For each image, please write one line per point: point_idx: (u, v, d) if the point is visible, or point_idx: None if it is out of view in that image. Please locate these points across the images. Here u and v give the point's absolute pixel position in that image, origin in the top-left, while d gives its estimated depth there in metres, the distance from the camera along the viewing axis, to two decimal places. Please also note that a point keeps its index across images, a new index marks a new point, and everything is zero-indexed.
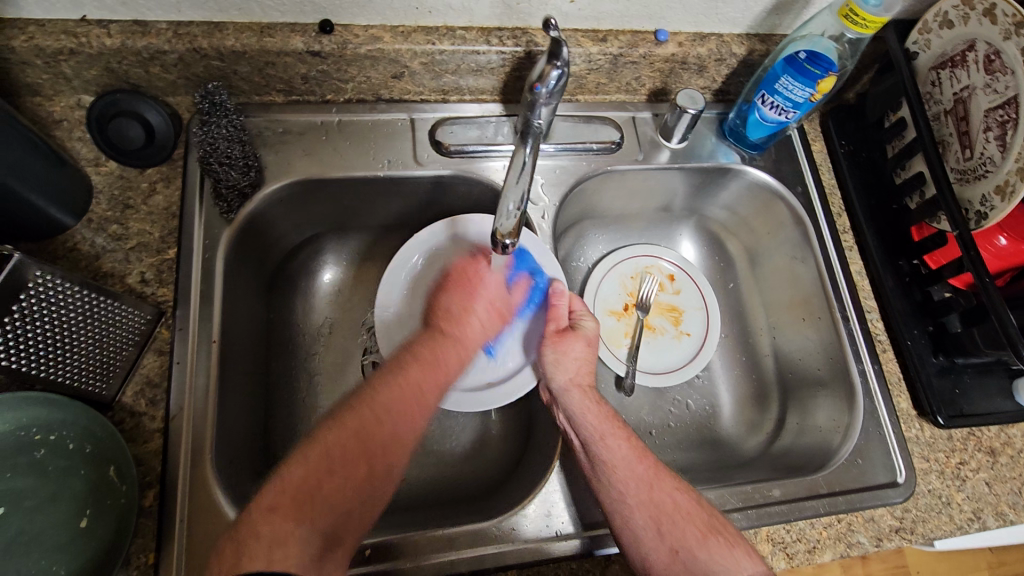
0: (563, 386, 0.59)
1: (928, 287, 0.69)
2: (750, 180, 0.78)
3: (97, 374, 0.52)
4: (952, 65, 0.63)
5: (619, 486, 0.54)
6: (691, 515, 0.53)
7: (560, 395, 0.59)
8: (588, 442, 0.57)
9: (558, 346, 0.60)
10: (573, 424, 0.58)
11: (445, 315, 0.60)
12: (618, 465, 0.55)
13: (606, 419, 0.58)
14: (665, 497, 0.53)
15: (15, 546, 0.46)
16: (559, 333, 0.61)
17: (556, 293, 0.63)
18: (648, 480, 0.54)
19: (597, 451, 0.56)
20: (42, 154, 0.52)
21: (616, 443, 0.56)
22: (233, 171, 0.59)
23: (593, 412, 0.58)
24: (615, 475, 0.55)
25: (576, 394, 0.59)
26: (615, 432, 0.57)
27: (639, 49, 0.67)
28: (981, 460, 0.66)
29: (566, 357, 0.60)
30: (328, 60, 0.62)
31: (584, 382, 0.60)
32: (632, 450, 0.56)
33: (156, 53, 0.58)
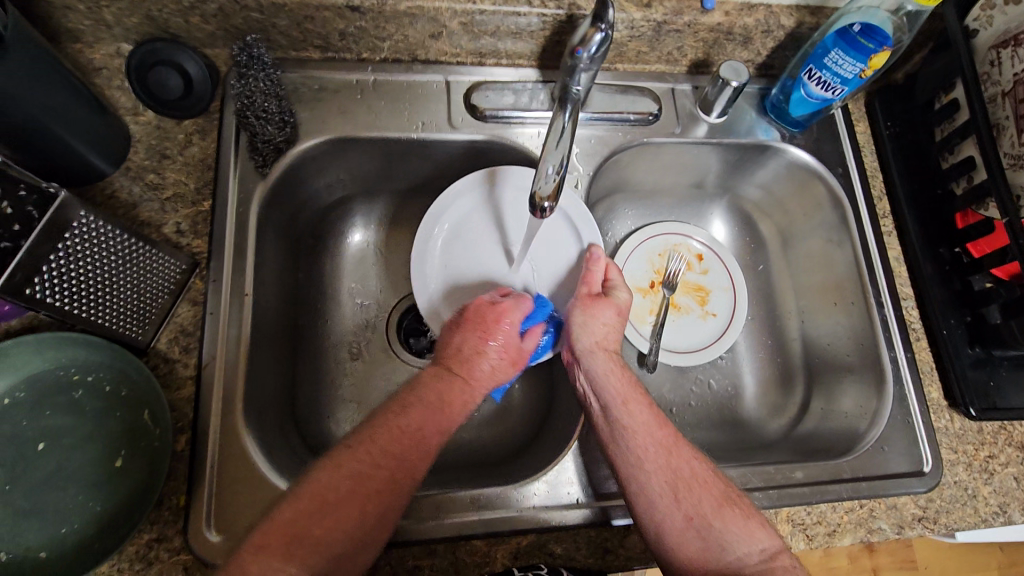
0: (588, 347, 0.57)
1: (968, 276, 0.67)
2: (789, 158, 0.76)
3: (133, 320, 0.52)
4: (1015, 43, 0.60)
5: (638, 452, 0.52)
6: (707, 484, 0.51)
7: (583, 355, 0.57)
8: (609, 405, 0.55)
9: (589, 308, 0.59)
10: (595, 387, 0.56)
11: (453, 357, 0.54)
12: (639, 430, 0.53)
13: (629, 384, 0.56)
14: (683, 465, 0.52)
15: (54, 480, 0.49)
16: (591, 297, 0.60)
17: (595, 257, 0.63)
18: (667, 448, 0.52)
19: (619, 415, 0.54)
20: (82, 98, 0.52)
21: (638, 409, 0.54)
22: (269, 125, 0.59)
23: (617, 375, 0.56)
24: (635, 441, 0.52)
25: (602, 357, 0.57)
26: (638, 399, 0.55)
27: (684, 17, 0.65)
28: (1012, 454, 0.65)
29: (595, 321, 0.58)
30: (367, 16, 0.61)
31: (610, 345, 0.58)
32: (654, 417, 0.54)
33: (197, 2, 0.57)
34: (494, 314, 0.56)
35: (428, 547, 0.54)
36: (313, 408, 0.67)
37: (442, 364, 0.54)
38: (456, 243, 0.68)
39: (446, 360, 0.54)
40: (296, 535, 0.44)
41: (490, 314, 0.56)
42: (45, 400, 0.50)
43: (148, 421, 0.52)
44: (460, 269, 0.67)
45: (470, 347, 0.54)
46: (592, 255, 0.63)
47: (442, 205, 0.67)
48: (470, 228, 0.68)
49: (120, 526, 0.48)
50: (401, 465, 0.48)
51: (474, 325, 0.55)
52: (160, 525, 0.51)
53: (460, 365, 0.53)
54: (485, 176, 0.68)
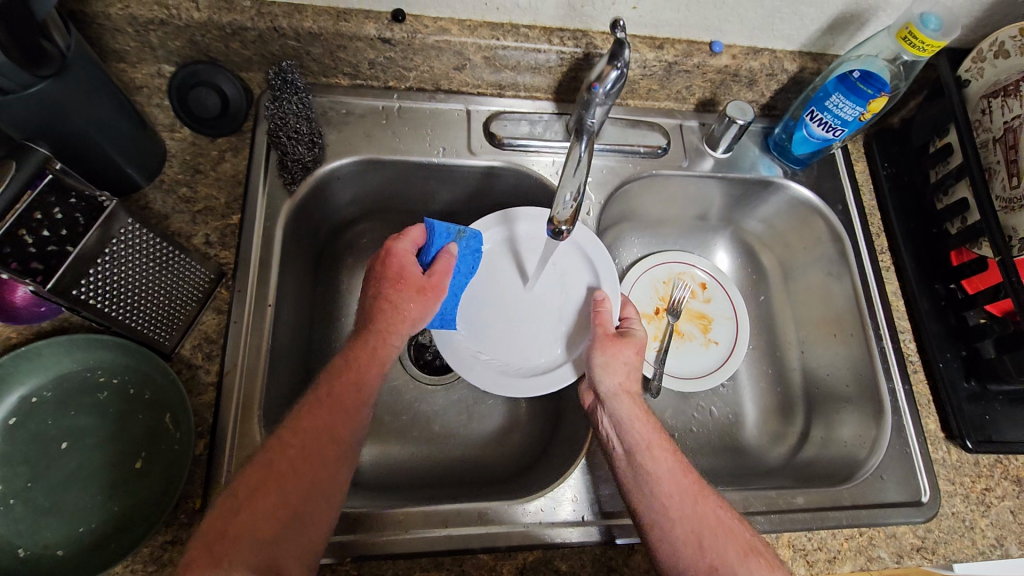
0: (611, 390, 0.59)
1: (963, 312, 0.69)
2: (791, 195, 0.79)
3: (162, 326, 0.55)
4: (1005, 94, 0.64)
5: (663, 498, 0.53)
6: (733, 531, 0.52)
7: (608, 399, 0.59)
8: (633, 450, 0.56)
9: (610, 349, 0.61)
10: (620, 430, 0.57)
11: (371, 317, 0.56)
12: (664, 477, 0.54)
13: (653, 431, 0.57)
14: (710, 514, 0.53)
15: (77, 478, 0.50)
16: (610, 337, 0.62)
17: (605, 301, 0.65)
18: (693, 496, 0.53)
19: (644, 460, 0.55)
20: (127, 114, 0.55)
21: (662, 455, 0.55)
22: (300, 146, 0.63)
23: (641, 420, 0.57)
24: (659, 487, 0.53)
25: (626, 400, 0.58)
26: (662, 444, 0.56)
27: (694, 59, 0.69)
28: (1007, 488, 0.66)
29: (617, 362, 0.60)
30: (397, 47, 0.65)
31: (632, 388, 0.60)
32: (678, 463, 0.55)
33: (238, 29, 0.61)
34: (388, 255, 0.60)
35: (435, 559, 0.56)
36: None
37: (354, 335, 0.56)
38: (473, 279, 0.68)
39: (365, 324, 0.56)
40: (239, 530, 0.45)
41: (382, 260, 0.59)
42: (71, 401, 0.52)
43: (169, 425, 0.53)
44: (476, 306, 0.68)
45: (381, 306, 0.56)
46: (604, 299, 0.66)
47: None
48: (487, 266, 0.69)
49: (135, 527, 0.49)
50: (320, 439, 0.49)
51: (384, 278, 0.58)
52: (174, 528, 0.51)
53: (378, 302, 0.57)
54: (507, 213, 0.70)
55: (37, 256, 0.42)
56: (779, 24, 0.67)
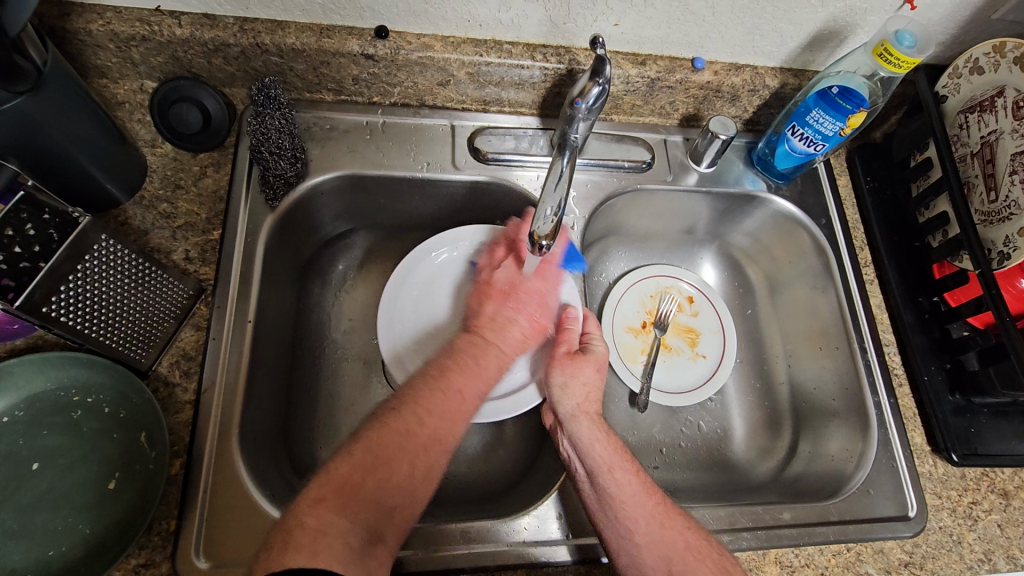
0: (571, 412, 0.60)
1: (947, 325, 0.70)
2: (775, 208, 0.79)
3: (139, 343, 0.54)
4: (981, 109, 0.65)
5: (626, 521, 0.53)
6: (701, 553, 0.52)
7: (567, 421, 0.59)
8: (595, 472, 0.56)
9: (568, 368, 0.61)
10: (580, 453, 0.57)
11: (486, 322, 0.61)
12: (627, 500, 0.54)
13: (613, 452, 0.57)
14: (676, 537, 0.52)
15: (46, 500, 0.49)
16: (569, 355, 0.62)
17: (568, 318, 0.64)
18: (657, 518, 0.53)
19: (605, 483, 0.55)
20: (105, 129, 0.55)
21: (623, 477, 0.55)
22: (282, 161, 0.62)
23: (602, 442, 0.58)
24: (622, 509, 0.53)
25: (585, 423, 0.59)
26: (623, 467, 0.56)
27: (676, 75, 0.70)
28: (994, 501, 0.65)
29: (576, 382, 0.61)
30: (380, 63, 0.65)
31: (592, 410, 0.60)
32: (641, 485, 0.55)
33: (221, 45, 0.61)
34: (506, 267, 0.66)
35: None
36: (306, 436, 0.67)
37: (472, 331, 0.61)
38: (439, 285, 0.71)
39: (478, 326, 0.61)
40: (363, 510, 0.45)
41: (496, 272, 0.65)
42: (42, 420, 0.51)
43: (143, 444, 0.52)
44: (432, 309, 0.69)
45: (501, 316, 0.61)
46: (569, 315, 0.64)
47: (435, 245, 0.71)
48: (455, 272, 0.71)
49: (107, 550, 0.48)
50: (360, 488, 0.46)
51: (488, 291, 0.64)
52: (147, 550, 0.50)
53: (500, 304, 0.62)
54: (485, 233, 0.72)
55: (8, 274, 0.42)
56: (759, 41, 0.68)
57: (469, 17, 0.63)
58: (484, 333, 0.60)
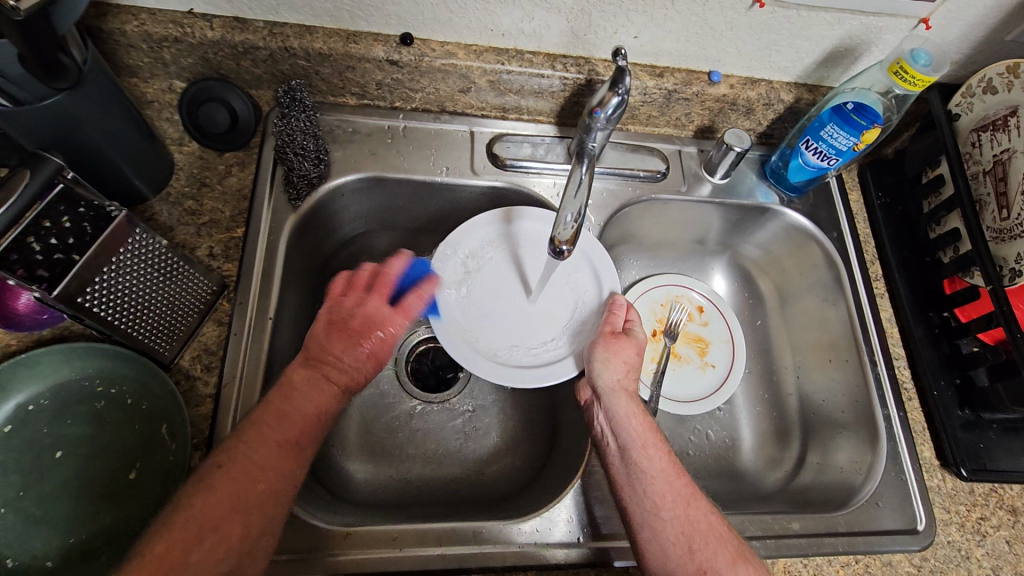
0: (609, 387, 0.59)
1: (956, 340, 0.70)
2: (788, 221, 0.80)
3: (163, 336, 0.55)
4: (994, 128, 0.66)
5: (654, 498, 0.53)
6: (723, 538, 0.53)
7: (605, 395, 0.58)
8: (628, 447, 0.56)
9: (610, 346, 0.61)
10: (615, 428, 0.57)
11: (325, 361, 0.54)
12: (656, 478, 0.54)
13: (648, 430, 0.57)
14: (701, 518, 0.53)
15: (68, 488, 0.50)
16: (613, 334, 0.62)
17: (617, 302, 0.65)
18: (685, 498, 0.54)
19: (637, 459, 0.55)
20: (138, 126, 0.56)
21: (656, 454, 0.55)
22: (306, 162, 0.64)
23: (637, 419, 0.57)
24: (651, 486, 0.54)
25: (623, 398, 0.58)
26: (655, 444, 0.56)
27: (693, 88, 0.71)
28: (1003, 517, 0.66)
29: (617, 359, 0.60)
30: (404, 69, 0.67)
31: (630, 386, 0.59)
32: (672, 465, 0.55)
33: (250, 48, 0.63)
34: (365, 300, 0.57)
35: None
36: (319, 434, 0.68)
37: (339, 389, 0.53)
38: (466, 277, 0.69)
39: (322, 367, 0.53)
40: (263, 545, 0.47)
41: (356, 304, 0.56)
42: (67, 409, 0.52)
43: (164, 436, 0.53)
44: (467, 300, 0.67)
45: (352, 354, 0.54)
46: (616, 301, 0.65)
47: (460, 238, 0.69)
48: (485, 263, 0.70)
49: (127, 539, 0.49)
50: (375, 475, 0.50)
51: (343, 327, 0.55)
52: None
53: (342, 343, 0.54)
54: (503, 216, 0.71)
55: (43, 264, 0.43)
56: (776, 56, 0.69)
57: (492, 27, 0.65)
58: (341, 376, 0.53)
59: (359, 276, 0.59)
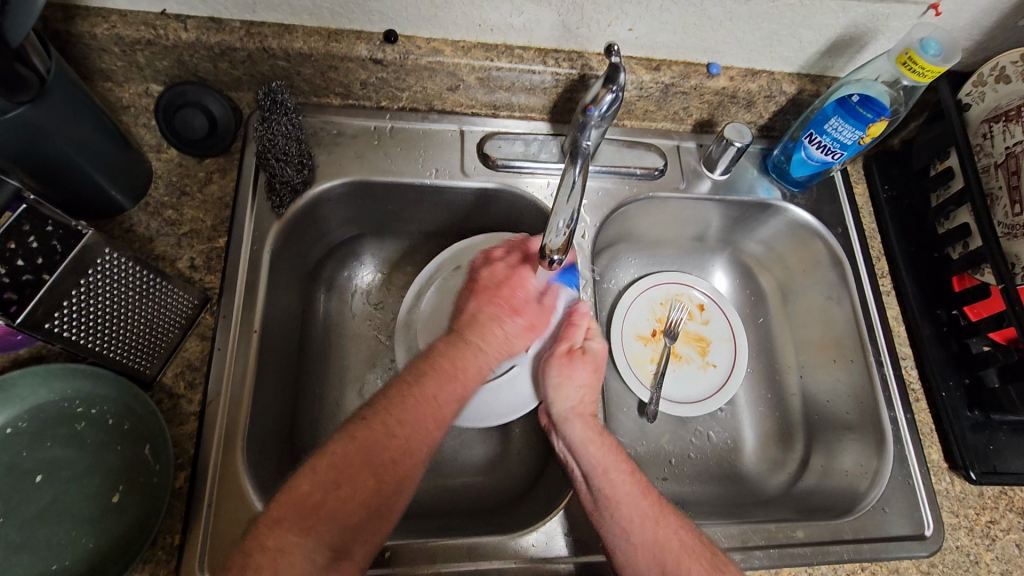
0: (564, 413, 0.58)
1: (966, 339, 0.68)
2: (791, 217, 0.78)
3: (144, 354, 0.53)
4: (1007, 119, 0.63)
5: (621, 523, 0.52)
6: (697, 554, 0.51)
7: (560, 422, 0.58)
8: (589, 474, 0.55)
9: (564, 369, 0.60)
10: (575, 454, 0.56)
11: (468, 323, 0.59)
12: (622, 501, 0.53)
13: (609, 452, 0.56)
14: (671, 536, 0.52)
15: (49, 513, 0.48)
16: (568, 354, 0.60)
17: (577, 313, 0.62)
18: (652, 519, 0.53)
19: (599, 485, 0.54)
20: (111, 135, 0.54)
21: (619, 478, 0.54)
22: (289, 167, 0.61)
23: (596, 442, 0.56)
24: (617, 511, 0.53)
25: (578, 423, 0.57)
26: (618, 467, 0.55)
27: (690, 81, 0.68)
28: (1013, 520, 0.64)
29: (570, 383, 0.59)
30: (389, 68, 0.64)
31: (586, 411, 0.59)
32: (637, 487, 0.54)
33: (227, 49, 0.60)
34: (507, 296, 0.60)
35: None
36: (310, 445, 0.67)
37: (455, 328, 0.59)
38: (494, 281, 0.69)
39: (463, 328, 0.58)
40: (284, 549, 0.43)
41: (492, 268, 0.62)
42: (47, 432, 0.50)
43: (148, 457, 0.51)
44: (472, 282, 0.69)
45: (487, 314, 0.59)
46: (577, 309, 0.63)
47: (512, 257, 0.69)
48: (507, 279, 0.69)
49: (111, 565, 0.47)
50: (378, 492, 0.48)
51: (482, 291, 0.61)
52: (151, 565, 0.50)
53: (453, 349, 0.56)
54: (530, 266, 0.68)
55: (11, 287, 0.42)
56: (777, 46, 0.66)
57: (479, 22, 0.62)
58: (472, 337, 0.57)
59: (495, 254, 0.64)
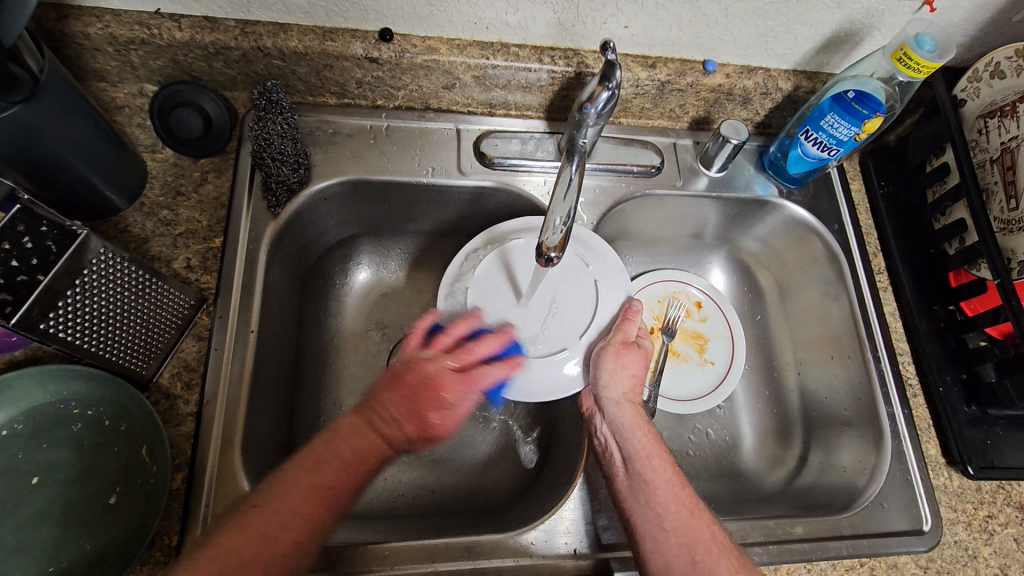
0: (615, 398, 0.58)
1: (963, 334, 0.68)
2: (787, 214, 0.78)
3: (140, 355, 0.53)
4: (1001, 114, 0.64)
5: (658, 508, 0.52)
6: (725, 551, 0.51)
7: (609, 406, 0.58)
8: (632, 458, 0.56)
9: (620, 356, 0.59)
10: (620, 438, 0.57)
11: (401, 386, 0.54)
12: (661, 488, 0.54)
13: (653, 442, 0.57)
14: (704, 529, 0.52)
15: (45, 516, 0.48)
16: (625, 344, 0.60)
17: (633, 311, 0.62)
18: (688, 508, 0.53)
19: (642, 469, 0.55)
20: (104, 134, 0.54)
21: (661, 467, 0.55)
22: (284, 167, 0.61)
23: (641, 431, 0.57)
24: (656, 496, 0.53)
25: (628, 409, 0.58)
26: (661, 456, 0.56)
27: (686, 78, 0.68)
28: (1011, 515, 0.64)
29: (625, 371, 0.59)
30: (385, 67, 0.64)
31: (635, 400, 0.59)
32: (676, 477, 0.55)
33: (222, 48, 0.60)
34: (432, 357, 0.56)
35: None
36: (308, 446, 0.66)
37: (362, 416, 0.52)
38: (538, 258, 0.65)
39: (362, 411, 0.53)
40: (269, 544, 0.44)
41: (428, 361, 0.55)
42: (42, 434, 0.50)
43: (144, 458, 0.51)
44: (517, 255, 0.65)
45: (394, 411, 0.53)
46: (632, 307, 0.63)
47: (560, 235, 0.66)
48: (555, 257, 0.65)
49: (108, 567, 0.47)
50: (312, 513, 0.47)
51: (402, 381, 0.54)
52: (149, 566, 0.50)
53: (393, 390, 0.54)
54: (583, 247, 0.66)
55: (5, 288, 0.41)
56: (772, 42, 0.66)
57: (475, 19, 0.62)
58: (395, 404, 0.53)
59: (439, 338, 0.57)
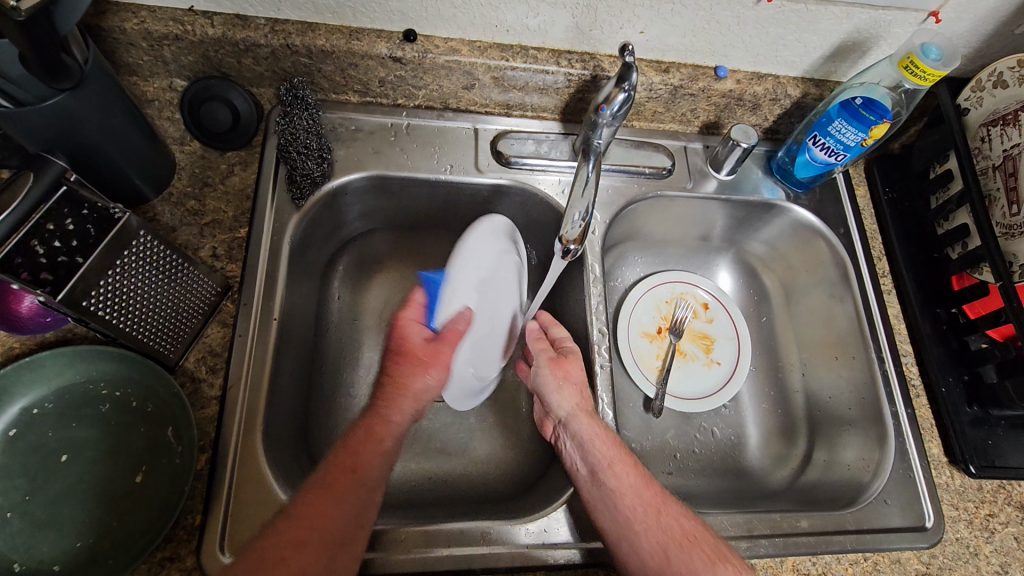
0: (569, 412, 0.60)
1: (965, 337, 0.70)
2: (795, 218, 0.80)
3: (168, 338, 0.54)
4: (1004, 122, 0.65)
5: (626, 513, 0.54)
6: (699, 540, 0.53)
7: (567, 420, 0.60)
8: (594, 468, 0.57)
9: (556, 372, 0.62)
10: (582, 451, 0.58)
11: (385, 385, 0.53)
12: (627, 492, 0.55)
13: (613, 446, 0.58)
14: (672, 523, 0.54)
15: (73, 490, 0.49)
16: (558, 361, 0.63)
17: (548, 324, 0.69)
18: (655, 508, 0.54)
19: (604, 477, 0.56)
20: (139, 125, 0.55)
21: (622, 470, 0.56)
22: (309, 161, 0.63)
23: (602, 437, 0.58)
24: (622, 502, 0.55)
25: (584, 419, 0.59)
26: (621, 459, 0.57)
27: (699, 83, 0.70)
28: (1011, 514, 0.65)
29: (568, 384, 0.62)
30: (408, 66, 0.66)
31: (589, 407, 0.61)
32: (640, 477, 0.56)
33: (252, 45, 0.62)
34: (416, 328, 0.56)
35: None
36: (323, 434, 0.68)
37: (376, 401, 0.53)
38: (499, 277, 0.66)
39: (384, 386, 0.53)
40: (323, 525, 0.46)
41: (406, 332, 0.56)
42: (71, 413, 0.51)
43: (170, 439, 0.52)
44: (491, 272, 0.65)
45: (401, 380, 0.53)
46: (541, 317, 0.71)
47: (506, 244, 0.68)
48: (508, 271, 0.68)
49: (132, 543, 0.48)
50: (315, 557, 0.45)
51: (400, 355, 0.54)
52: (173, 544, 0.51)
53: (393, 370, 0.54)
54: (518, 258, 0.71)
55: (47, 267, 0.43)
56: (782, 50, 0.68)
57: (496, 22, 0.64)
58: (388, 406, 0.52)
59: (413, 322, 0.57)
